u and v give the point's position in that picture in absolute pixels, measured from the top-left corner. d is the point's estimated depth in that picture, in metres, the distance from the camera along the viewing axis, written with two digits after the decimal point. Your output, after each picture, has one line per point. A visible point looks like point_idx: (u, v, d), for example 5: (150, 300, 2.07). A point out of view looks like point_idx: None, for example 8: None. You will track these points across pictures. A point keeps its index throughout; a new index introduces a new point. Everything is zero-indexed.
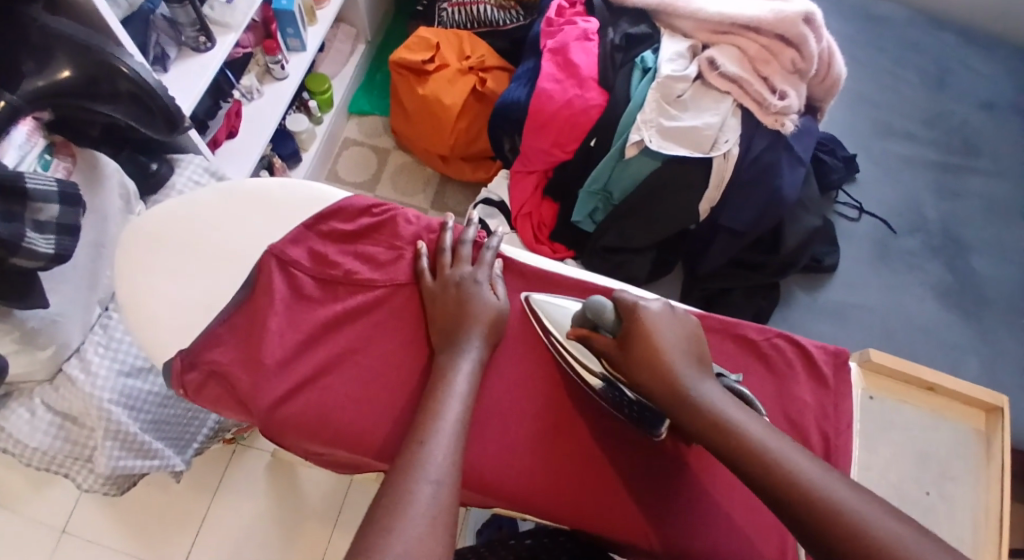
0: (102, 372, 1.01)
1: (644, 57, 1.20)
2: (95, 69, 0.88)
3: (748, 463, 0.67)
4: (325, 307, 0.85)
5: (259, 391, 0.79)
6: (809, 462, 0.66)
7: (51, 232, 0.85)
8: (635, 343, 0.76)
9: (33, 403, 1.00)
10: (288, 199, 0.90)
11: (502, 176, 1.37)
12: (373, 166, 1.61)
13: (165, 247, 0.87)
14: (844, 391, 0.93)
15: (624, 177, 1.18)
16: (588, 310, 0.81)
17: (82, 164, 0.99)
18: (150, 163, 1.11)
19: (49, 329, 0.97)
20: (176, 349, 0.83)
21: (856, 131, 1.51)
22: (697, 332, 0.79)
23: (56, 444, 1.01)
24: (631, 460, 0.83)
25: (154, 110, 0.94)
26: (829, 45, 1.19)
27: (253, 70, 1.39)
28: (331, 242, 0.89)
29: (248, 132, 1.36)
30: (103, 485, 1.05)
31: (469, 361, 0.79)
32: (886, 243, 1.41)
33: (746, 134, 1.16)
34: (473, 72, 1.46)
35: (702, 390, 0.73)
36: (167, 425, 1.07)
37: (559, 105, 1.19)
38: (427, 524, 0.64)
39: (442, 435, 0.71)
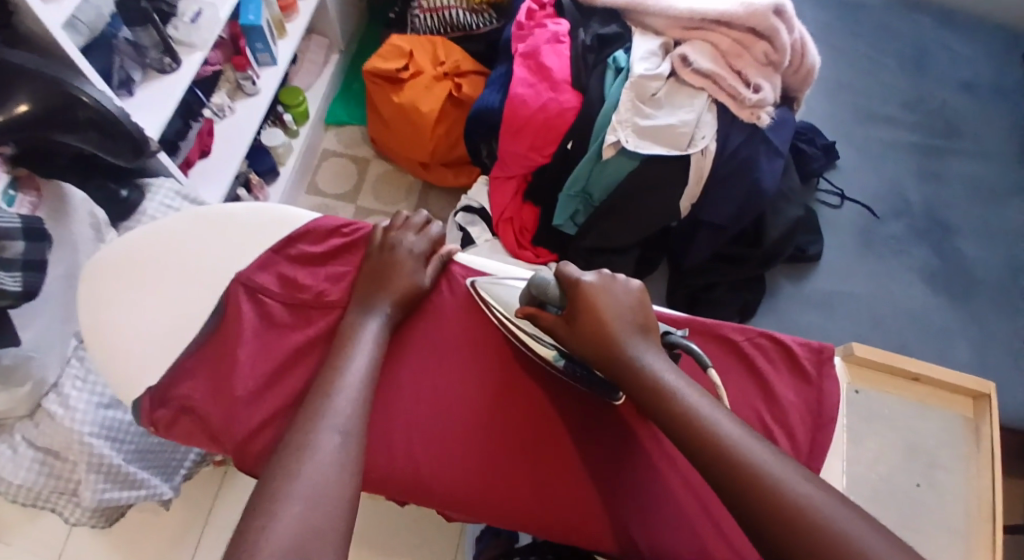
0: (80, 406, 1.01)
1: (616, 57, 1.20)
2: (57, 101, 0.87)
3: (672, 420, 0.71)
4: (296, 332, 0.85)
5: (230, 423, 0.80)
6: (722, 414, 0.71)
7: (17, 269, 0.84)
8: (580, 315, 0.79)
9: (14, 440, 1.00)
10: (253, 226, 0.89)
11: (481, 182, 1.36)
12: (354, 177, 1.60)
13: (128, 283, 0.86)
14: (828, 386, 0.94)
15: (604, 177, 1.17)
16: (533, 287, 0.84)
17: (48, 197, 0.99)
18: (120, 189, 1.09)
19: (23, 366, 0.96)
20: (142, 387, 0.83)
21: (836, 118, 1.50)
22: (642, 295, 0.81)
23: (40, 479, 1.01)
24: (586, 456, 0.84)
25: (118, 137, 0.93)
26: (801, 36, 1.18)
27: (223, 87, 1.38)
28: (299, 265, 0.88)
29: (222, 150, 1.34)
30: (91, 518, 1.06)
31: (375, 324, 0.82)
32: (870, 230, 1.40)
33: (723, 131, 1.15)
34: (448, 78, 1.46)
35: (645, 358, 0.76)
36: (151, 456, 1.07)
37: (534, 110, 1.18)
38: (334, 470, 0.67)
39: (348, 386, 0.75)
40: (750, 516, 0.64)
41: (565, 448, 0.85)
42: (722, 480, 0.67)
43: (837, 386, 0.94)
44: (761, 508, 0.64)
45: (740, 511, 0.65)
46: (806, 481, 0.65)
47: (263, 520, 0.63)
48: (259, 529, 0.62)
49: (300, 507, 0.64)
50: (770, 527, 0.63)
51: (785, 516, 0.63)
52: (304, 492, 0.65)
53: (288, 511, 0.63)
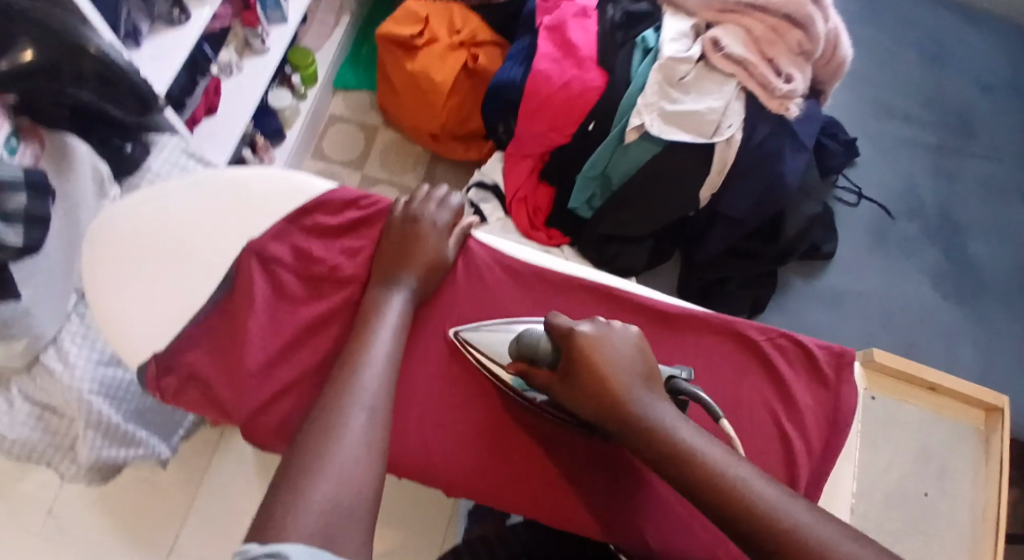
0: (79, 363, 0.97)
1: (645, 37, 1.15)
2: (60, 48, 0.81)
3: (701, 487, 0.65)
4: (310, 307, 0.81)
5: (239, 396, 0.77)
6: (742, 465, 0.66)
7: (19, 223, 0.80)
8: (580, 376, 0.71)
9: (10, 393, 0.96)
10: (266, 194, 0.84)
11: (496, 158, 1.31)
12: (362, 144, 1.55)
13: (138, 244, 0.81)
14: (846, 390, 0.89)
15: (624, 162, 1.13)
16: (522, 344, 0.76)
17: (50, 149, 0.91)
18: (124, 145, 1.04)
19: (21, 321, 0.89)
20: (150, 350, 0.79)
21: (859, 112, 1.46)
22: (641, 345, 0.74)
23: (35, 435, 0.97)
24: (587, 452, 0.81)
25: (124, 91, 0.89)
26: (836, 26, 1.14)
27: (231, 43, 1.32)
28: (316, 237, 0.84)
29: (228, 109, 1.29)
30: (85, 475, 1.00)
31: (399, 300, 0.78)
32: (885, 229, 1.38)
33: (749, 120, 1.11)
34: (464, 48, 1.40)
35: (653, 412, 0.69)
36: (152, 413, 1.04)
37: (555, 87, 1.14)
38: (363, 446, 0.65)
39: (374, 364, 0.71)
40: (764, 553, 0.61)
41: (570, 445, 0.82)
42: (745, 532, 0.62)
43: (856, 393, 0.89)
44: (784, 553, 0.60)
45: None
46: (844, 534, 0.61)
47: (291, 498, 0.59)
48: (288, 506, 0.59)
49: (331, 484, 0.61)
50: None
51: None
52: (334, 469, 0.62)
53: (319, 490, 0.60)
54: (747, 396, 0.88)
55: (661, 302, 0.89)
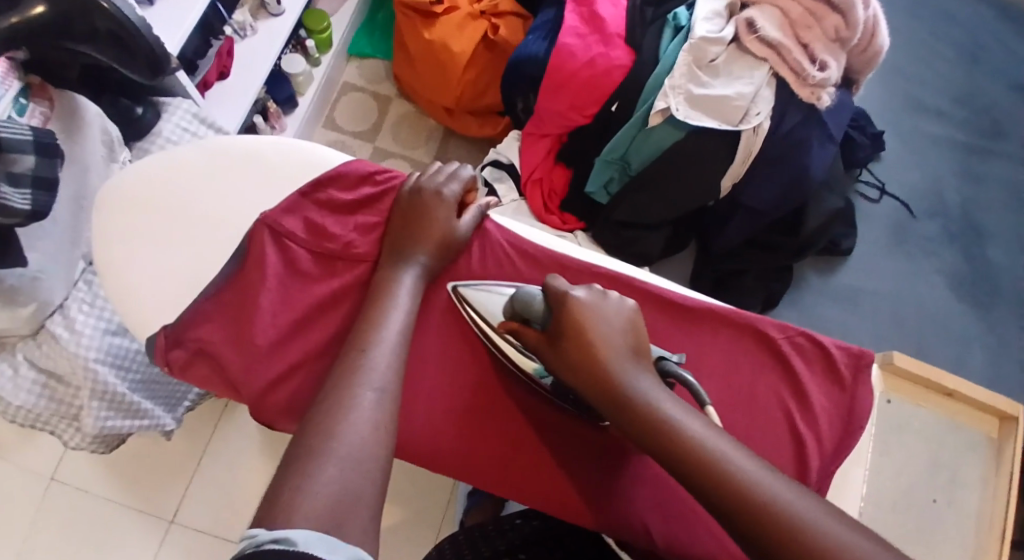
0: (87, 331, 0.92)
1: (677, 14, 1.11)
2: (70, 4, 0.77)
3: (685, 466, 0.58)
4: (322, 285, 0.78)
5: (248, 373, 0.75)
6: (723, 441, 0.59)
7: (26, 185, 0.76)
8: (566, 336, 0.67)
9: (15, 360, 0.91)
10: (281, 164, 0.81)
11: (513, 136, 1.27)
12: (374, 115, 1.51)
13: (150, 211, 0.79)
14: (861, 393, 0.85)
15: (645, 147, 1.09)
16: (517, 302, 0.73)
17: (60, 108, 0.88)
18: (134, 107, 1.01)
19: (29, 287, 0.86)
20: (160, 324, 0.77)
21: (888, 105, 1.41)
22: (635, 317, 0.69)
23: (41, 403, 0.93)
24: (580, 437, 0.78)
25: (137, 53, 0.83)
26: (875, 14, 1.10)
27: (246, 4, 1.28)
28: (329, 212, 0.80)
29: (241, 72, 1.26)
30: (91, 444, 0.97)
31: (411, 278, 0.75)
32: (906, 227, 1.34)
33: (780, 106, 1.08)
34: (484, 18, 1.35)
35: (639, 386, 0.63)
36: (157, 384, 0.99)
37: (580, 64, 1.09)
38: (370, 429, 0.62)
39: (384, 344, 0.68)
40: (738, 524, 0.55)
41: (565, 428, 0.78)
42: (715, 504, 0.56)
43: (872, 399, 0.85)
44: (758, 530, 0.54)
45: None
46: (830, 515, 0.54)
47: (297, 480, 0.57)
48: (295, 489, 0.56)
49: (337, 469, 0.58)
50: (786, 557, 0.53)
51: None
52: (340, 452, 0.59)
53: (324, 473, 0.58)
54: (757, 393, 0.84)
55: (676, 294, 0.86)
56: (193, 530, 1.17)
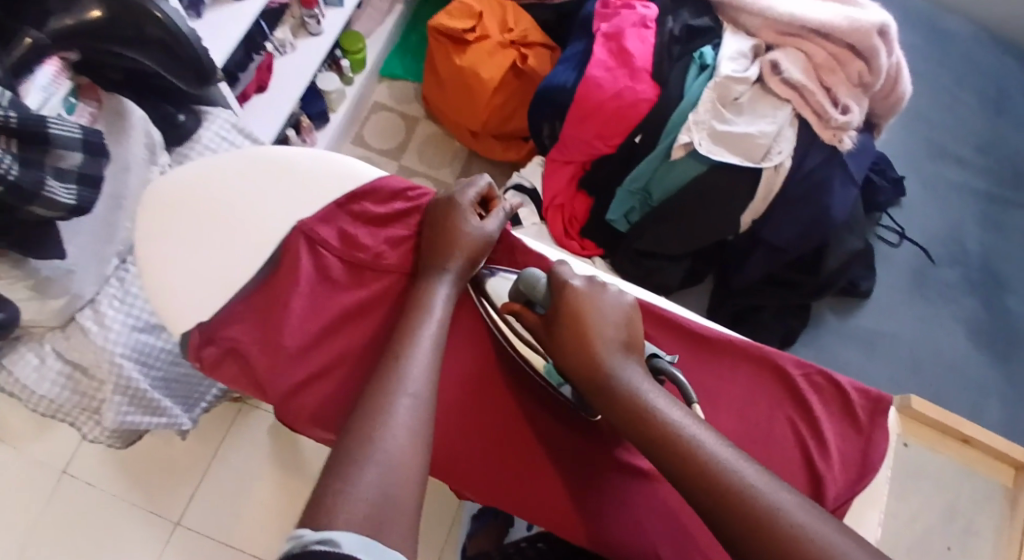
0: (115, 326, 0.92)
1: (703, 52, 1.12)
2: (123, 12, 0.81)
3: (663, 451, 0.61)
4: (352, 293, 0.80)
5: (274, 375, 0.76)
6: (701, 429, 0.62)
7: (72, 181, 0.79)
8: (563, 321, 0.69)
9: (43, 350, 0.91)
10: (319, 173, 0.83)
11: (536, 161, 1.30)
12: (402, 134, 1.54)
13: (189, 212, 0.80)
14: (877, 438, 0.85)
15: (667, 178, 1.11)
16: (522, 282, 0.74)
17: (107, 110, 0.93)
18: (177, 114, 1.02)
19: (62, 279, 0.88)
20: (193, 321, 0.77)
21: (910, 150, 1.42)
22: (632, 312, 0.71)
23: (64, 395, 0.92)
24: (585, 448, 0.76)
25: (184, 59, 0.88)
26: (898, 62, 1.11)
27: (288, 22, 1.33)
28: (363, 224, 0.82)
29: (278, 87, 1.30)
30: (109, 437, 0.96)
31: (445, 289, 0.75)
32: (925, 273, 1.34)
33: (801, 149, 1.09)
34: (514, 47, 1.39)
35: (626, 375, 0.65)
36: (177, 382, 0.99)
37: (607, 95, 1.11)
38: (408, 437, 0.63)
39: (421, 355, 0.68)
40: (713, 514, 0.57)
41: (565, 435, 0.76)
42: (689, 487, 0.59)
43: (888, 445, 0.84)
44: (738, 525, 0.56)
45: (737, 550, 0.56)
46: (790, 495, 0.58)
47: (340, 484, 0.58)
48: (337, 493, 0.57)
49: (375, 475, 0.59)
50: (747, 536, 0.56)
51: None
52: (380, 458, 0.60)
53: (364, 478, 0.59)
54: (772, 428, 0.84)
55: (699, 325, 0.87)
56: (197, 533, 1.18)
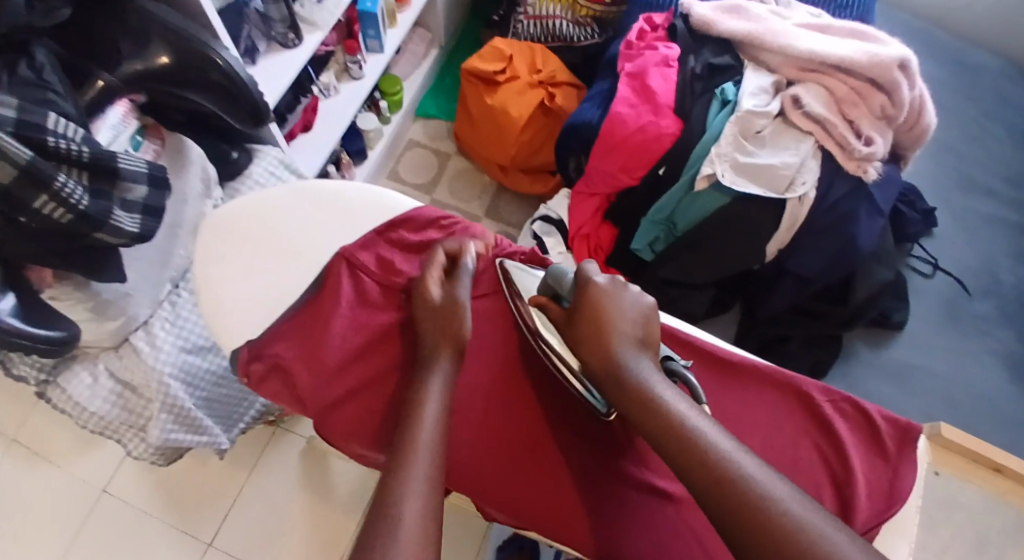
0: (165, 347, 0.97)
1: (724, 88, 1.15)
2: (189, 59, 0.88)
3: (664, 440, 0.64)
4: (388, 315, 0.83)
5: (316, 390, 0.79)
6: (705, 422, 0.64)
7: (137, 212, 0.85)
8: (582, 311, 0.75)
9: (96, 369, 0.96)
10: (362, 203, 0.88)
11: (563, 194, 1.34)
12: (434, 169, 1.60)
13: (241, 238, 0.85)
14: (905, 467, 0.83)
15: (690, 209, 1.13)
16: (550, 277, 0.81)
17: (169, 148, 1.01)
18: (230, 151, 1.08)
19: (119, 302, 0.94)
20: (244, 339, 0.82)
21: (939, 182, 1.43)
22: (650, 311, 0.75)
23: (113, 411, 0.96)
24: (613, 457, 0.77)
25: (242, 104, 0.94)
26: (921, 95, 1.13)
27: (332, 67, 1.41)
28: (398, 251, 0.87)
29: (323, 127, 1.37)
30: (152, 455, 1.01)
31: (440, 380, 0.74)
32: (958, 305, 1.33)
33: (826, 178, 1.10)
34: (542, 86, 1.45)
35: (637, 366, 0.70)
36: (217, 403, 1.03)
37: (631, 130, 1.14)
38: (416, 537, 0.60)
39: (422, 451, 0.67)
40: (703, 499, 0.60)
41: (592, 444, 0.78)
42: (684, 469, 0.62)
43: (915, 478, 0.82)
44: (721, 509, 0.58)
45: (728, 536, 0.58)
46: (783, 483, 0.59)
47: None
48: None
49: None
50: (736, 525, 0.57)
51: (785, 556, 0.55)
52: None
53: None
54: (798, 455, 0.82)
55: (722, 350, 0.87)
56: (227, 554, 1.21)
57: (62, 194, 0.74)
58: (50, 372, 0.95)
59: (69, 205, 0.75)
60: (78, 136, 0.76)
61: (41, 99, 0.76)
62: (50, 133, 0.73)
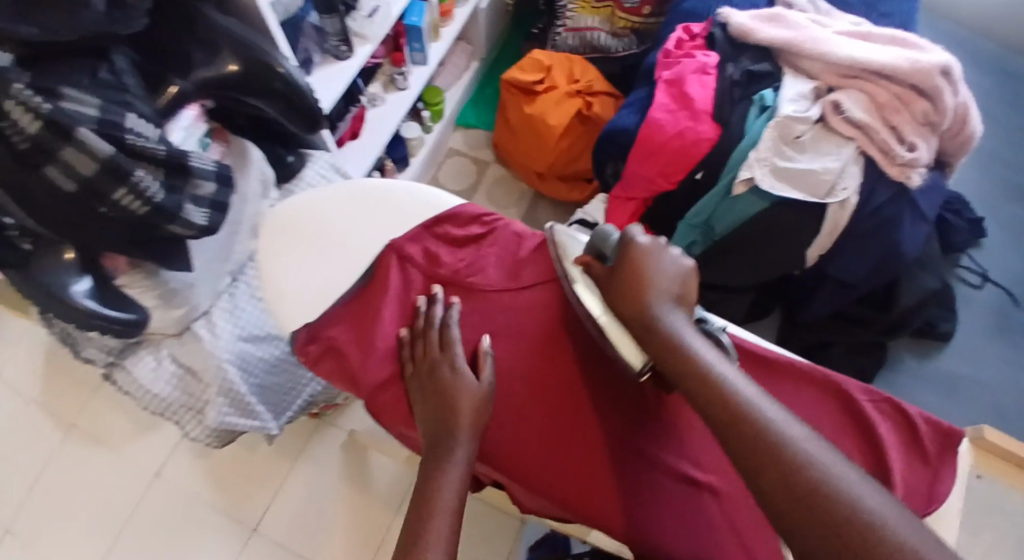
0: (224, 335, 1.10)
1: (763, 95, 1.15)
2: (258, 68, 0.98)
3: (693, 384, 0.66)
4: (434, 304, 0.87)
5: (365, 370, 0.83)
6: (733, 371, 0.67)
7: (206, 206, 0.97)
8: (623, 268, 0.76)
9: (161, 353, 1.09)
10: (410, 201, 0.92)
11: (600, 199, 1.35)
12: (472, 176, 1.64)
13: (297, 230, 0.91)
14: (945, 472, 0.81)
15: (730, 213, 1.13)
16: (595, 237, 0.81)
17: (234, 149, 1.10)
18: (287, 155, 1.20)
19: (185, 291, 1.07)
20: (300, 322, 0.87)
21: (988, 192, 1.41)
22: (688, 274, 0.76)
23: (175, 393, 1.10)
24: (644, 436, 0.79)
25: (301, 110, 1.05)
26: (965, 101, 1.11)
27: (378, 79, 1.46)
28: (444, 244, 0.91)
29: (370, 135, 1.43)
30: (207, 437, 1.12)
31: (460, 454, 0.73)
32: (1010, 315, 1.30)
33: (868, 184, 1.10)
34: (580, 96, 1.47)
35: (671, 320, 0.71)
36: (269, 391, 1.15)
37: (669, 135, 1.16)
38: None
39: (442, 520, 0.68)
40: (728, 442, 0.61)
41: (627, 427, 0.80)
42: (709, 409, 0.64)
43: (954, 483, 0.81)
44: (745, 452, 0.60)
45: (743, 470, 0.60)
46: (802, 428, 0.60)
47: None
48: None
49: None
50: (750, 461, 0.59)
51: (796, 493, 0.56)
52: None
53: None
54: None
55: (761, 347, 0.87)
56: (267, 539, 1.32)
57: (138, 187, 0.86)
58: (118, 354, 1.09)
59: (144, 197, 0.88)
60: (154, 135, 0.88)
61: (120, 100, 0.86)
62: (128, 131, 0.85)
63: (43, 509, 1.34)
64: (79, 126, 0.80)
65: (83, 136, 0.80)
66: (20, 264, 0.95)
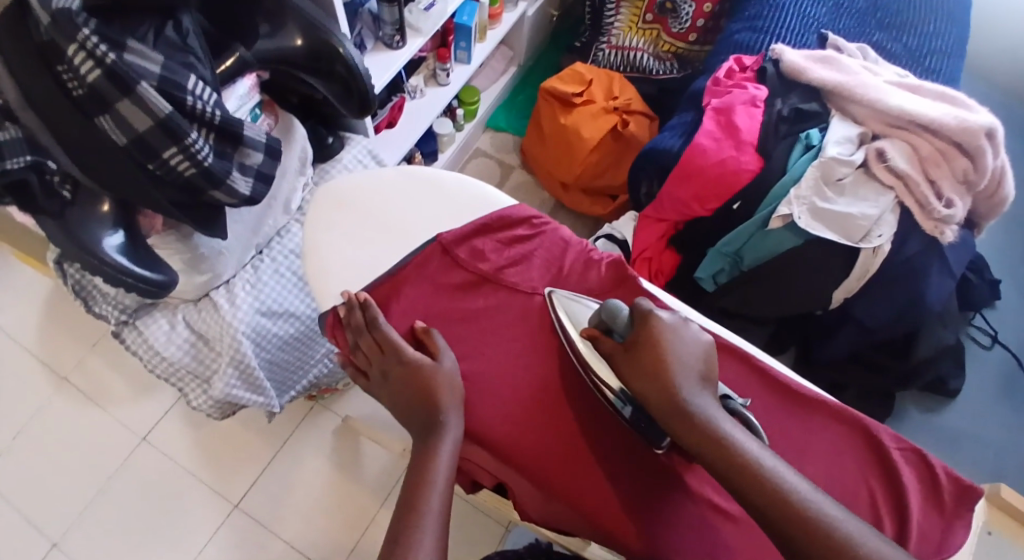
0: (243, 306, 1.08)
1: (809, 134, 1.17)
2: (321, 46, 1.01)
3: (739, 478, 0.66)
4: (470, 299, 0.87)
5: None
6: (778, 463, 0.67)
7: (251, 176, 0.97)
8: (642, 348, 0.74)
9: (175, 317, 1.07)
10: (457, 193, 0.93)
11: (629, 215, 1.37)
12: (496, 178, 1.64)
13: (347, 209, 0.91)
14: (959, 525, 0.81)
15: (761, 245, 1.15)
16: (602, 311, 0.78)
17: (280, 125, 1.12)
18: (327, 137, 1.21)
19: (212, 259, 1.06)
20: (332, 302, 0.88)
21: (1006, 256, 1.44)
22: (709, 349, 0.75)
23: (186, 357, 1.08)
24: (680, 464, 0.79)
25: (354, 92, 1.05)
26: (1003, 164, 1.13)
27: (421, 72, 1.47)
28: (489, 239, 0.90)
29: (406, 125, 1.43)
30: (209, 407, 1.12)
31: (449, 445, 0.75)
32: (1016, 379, 1.33)
33: (901, 232, 1.11)
34: (617, 113, 1.47)
35: (700, 403, 0.71)
36: (277, 369, 1.15)
37: (711, 161, 1.16)
38: None
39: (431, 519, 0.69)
40: (790, 541, 0.63)
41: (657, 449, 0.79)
42: (765, 510, 0.64)
43: (966, 538, 0.81)
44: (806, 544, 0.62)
45: None
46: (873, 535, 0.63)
47: None
48: None
49: None
50: None
51: None
52: None
53: None
54: (854, 494, 0.82)
55: (792, 380, 0.88)
56: (252, 515, 1.30)
57: (190, 149, 0.85)
58: (130, 314, 1.07)
59: (194, 159, 0.87)
60: (212, 99, 0.88)
61: (184, 61, 0.87)
62: (189, 93, 0.84)
63: (24, 459, 1.31)
64: (142, 81, 0.79)
65: (144, 92, 0.79)
66: (56, 213, 0.90)
